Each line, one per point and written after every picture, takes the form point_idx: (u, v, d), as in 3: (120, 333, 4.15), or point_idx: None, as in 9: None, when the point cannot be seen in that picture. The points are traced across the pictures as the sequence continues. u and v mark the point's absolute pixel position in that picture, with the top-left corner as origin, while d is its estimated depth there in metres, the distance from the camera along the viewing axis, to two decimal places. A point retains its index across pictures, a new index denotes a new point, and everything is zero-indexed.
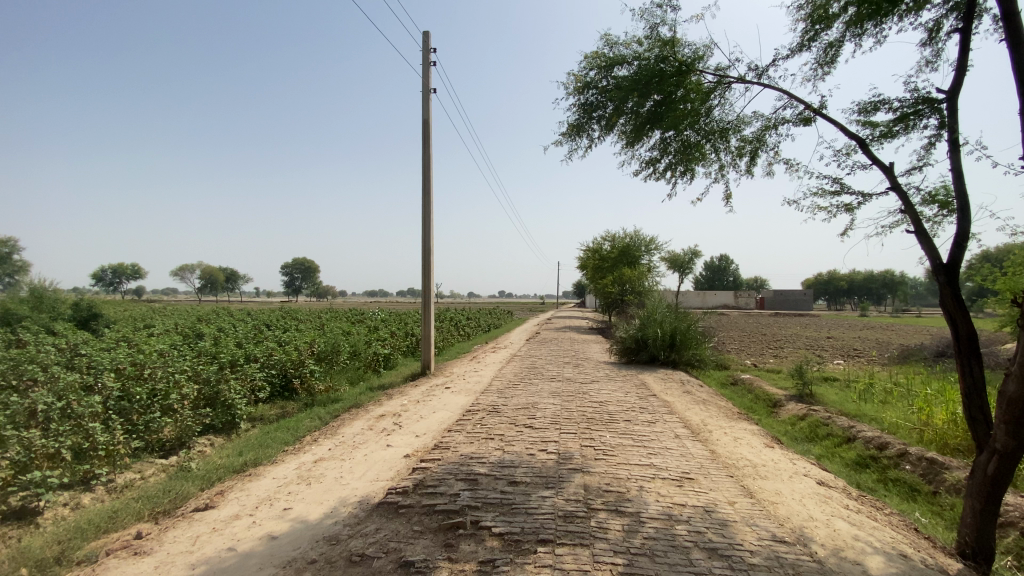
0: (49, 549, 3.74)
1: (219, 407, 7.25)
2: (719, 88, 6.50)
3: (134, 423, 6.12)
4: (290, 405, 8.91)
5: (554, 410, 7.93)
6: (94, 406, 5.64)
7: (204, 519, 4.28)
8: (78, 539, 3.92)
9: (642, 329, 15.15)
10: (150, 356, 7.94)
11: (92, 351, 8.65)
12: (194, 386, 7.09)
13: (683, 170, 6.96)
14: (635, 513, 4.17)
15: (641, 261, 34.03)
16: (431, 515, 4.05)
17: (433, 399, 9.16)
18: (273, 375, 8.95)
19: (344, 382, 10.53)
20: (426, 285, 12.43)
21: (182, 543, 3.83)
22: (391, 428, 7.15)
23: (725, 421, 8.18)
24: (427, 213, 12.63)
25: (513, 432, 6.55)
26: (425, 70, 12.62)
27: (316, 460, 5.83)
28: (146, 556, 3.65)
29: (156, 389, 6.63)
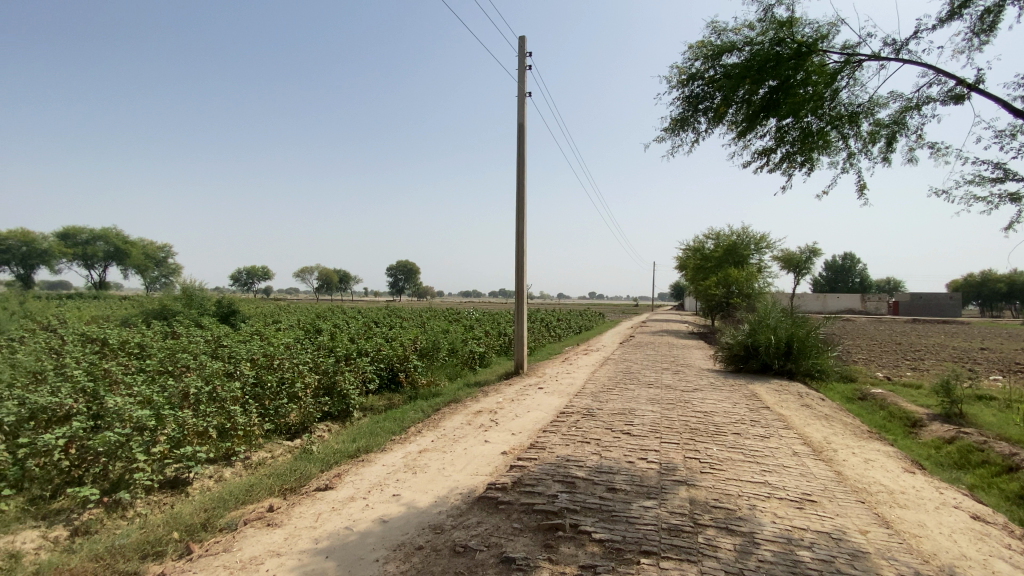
0: (199, 515, 4.34)
1: (335, 396, 7.94)
2: (847, 68, 5.87)
3: (266, 407, 6.90)
4: (396, 397, 9.53)
5: (653, 417, 7.64)
6: (234, 392, 6.47)
7: (324, 498, 4.71)
8: (221, 508, 4.51)
9: (752, 335, 14.10)
10: (279, 348, 8.93)
11: (233, 343, 9.93)
12: (315, 376, 7.83)
13: (803, 160, 6.37)
14: (748, 533, 3.87)
15: (749, 261, 31.73)
16: (530, 514, 4.08)
17: (528, 398, 9.27)
18: (381, 368, 9.62)
19: (443, 378, 11.03)
20: (521, 286, 12.61)
21: (307, 518, 4.24)
22: (489, 425, 7.35)
23: (851, 439, 7.33)
24: (522, 215, 12.82)
25: (611, 437, 6.41)
26: (521, 74, 12.81)
27: (420, 451, 6.16)
28: (277, 527, 4.09)
29: (284, 378, 7.44)
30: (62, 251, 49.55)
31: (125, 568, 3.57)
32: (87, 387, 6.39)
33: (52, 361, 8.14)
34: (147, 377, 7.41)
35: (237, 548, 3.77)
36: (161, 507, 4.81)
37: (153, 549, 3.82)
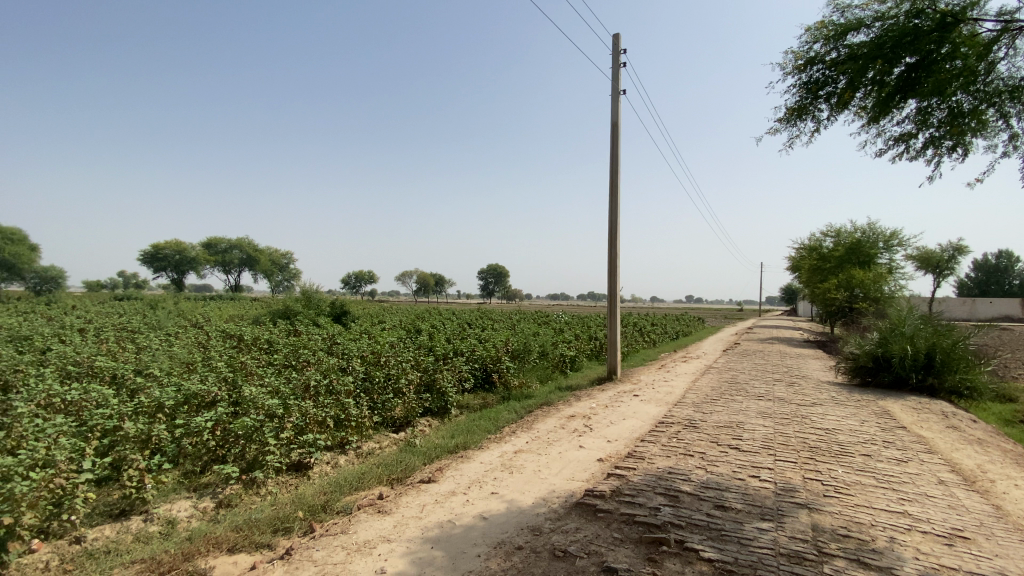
0: (320, 497, 4.78)
1: (435, 393, 8.33)
2: (1008, 35, 5.04)
3: (374, 401, 7.43)
4: (490, 396, 9.78)
5: (763, 432, 7.08)
6: (347, 385, 7.14)
7: (428, 490, 4.96)
8: (338, 492, 4.92)
9: (884, 345, 12.58)
10: (384, 346, 9.57)
11: (344, 340, 10.82)
12: (417, 373, 8.29)
13: (952, 144, 5.58)
14: (884, 569, 3.45)
15: (877, 261, 28.33)
16: (631, 525, 3.97)
17: (623, 405, 9.05)
18: (476, 368, 9.94)
19: (535, 380, 11.12)
20: (614, 289, 12.37)
21: (413, 508, 4.49)
22: (584, 430, 7.28)
23: (1015, 469, 6.24)
24: (616, 215, 12.57)
25: (717, 451, 6.05)
26: (615, 71, 12.57)
27: (517, 451, 6.26)
28: (387, 515, 4.38)
29: (390, 374, 7.96)
30: (206, 258, 57.35)
31: (260, 540, 4.03)
32: (229, 377, 7.32)
33: (201, 353, 9.45)
34: (275, 370, 8.33)
35: (353, 531, 4.10)
36: (287, 487, 5.36)
37: (282, 524, 4.28)
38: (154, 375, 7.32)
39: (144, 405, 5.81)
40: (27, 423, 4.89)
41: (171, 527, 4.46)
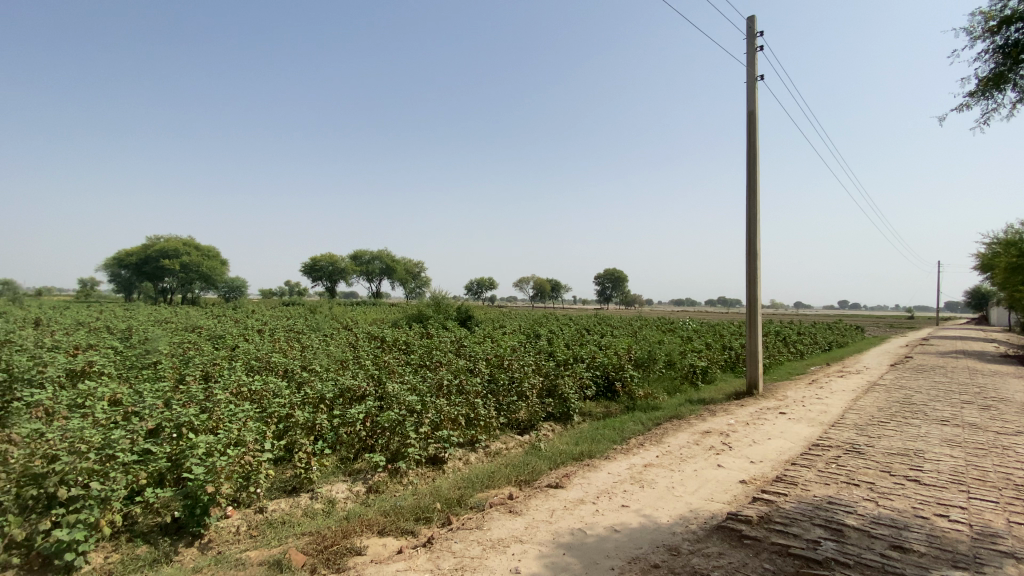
0: (456, 492, 5.07)
1: (558, 399, 8.39)
2: None
3: (501, 403, 7.72)
4: (614, 405, 9.57)
5: (950, 464, 5.95)
6: (475, 387, 7.53)
7: (557, 496, 5.00)
8: (472, 488, 5.18)
9: None
10: (506, 350, 9.94)
11: (471, 344, 11.43)
12: (539, 378, 8.45)
13: None
14: None
15: None
16: (785, 557, 3.60)
17: (765, 423, 8.24)
18: (598, 375, 9.85)
19: (663, 391, 10.62)
20: (751, 294, 11.41)
21: (544, 513, 4.56)
22: (720, 448, 6.78)
23: None
24: (752, 213, 11.59)
25: (888, 483, 5.22)
26: (749, 56, 11.65)
27: (646, 465, 6.04)
28: (518, 516, 4.50)
29: (514, 377, 8.22)
30: (352, 268, 64.57)
31: (404, 526, 4.39)
32: (374, 374, 8.18)
33: (351, 352, 10.67)
34: (411, 368, 9.08)
35: (487, 528, 4.27)
36: (425, 478, 5.78)
37: (422, 513, 4.62)
38: (315, 370, 8.43)
39: (309, 396, 6.72)
40: (225, 408, 5.94)
41: (331, 506, 5.07)
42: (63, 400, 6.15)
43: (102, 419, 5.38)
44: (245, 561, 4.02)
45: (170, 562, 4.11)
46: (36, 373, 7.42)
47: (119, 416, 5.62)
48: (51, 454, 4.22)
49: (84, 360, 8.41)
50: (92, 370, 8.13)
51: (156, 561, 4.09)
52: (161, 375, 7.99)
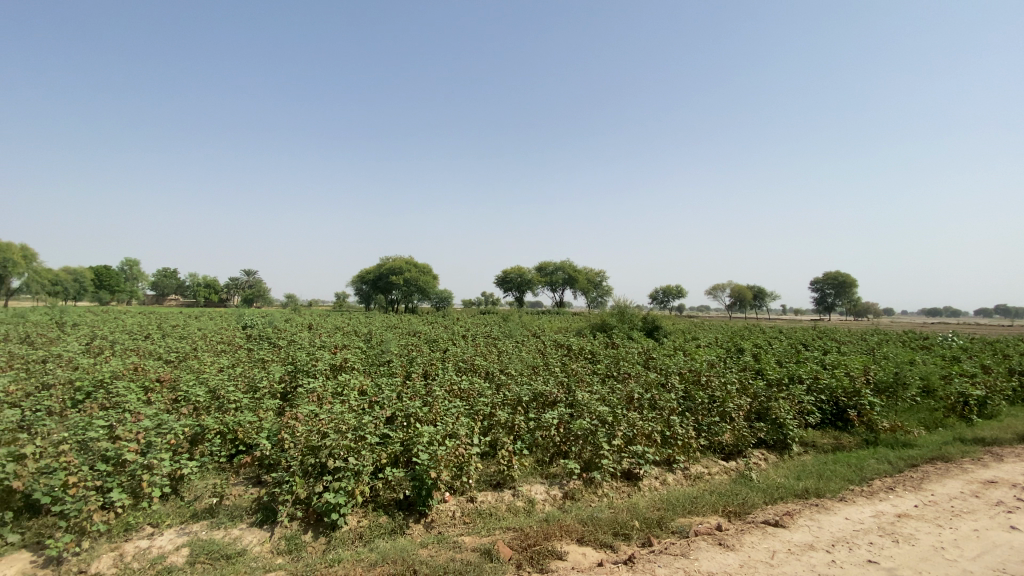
0: (656, 513, 4.86)
1: (771, 424, 7.42)
2: None
3: (700, 423, 7.18)
4: (846, 437, 8.07)
5: None
6: (671, 403, 7.21)
7: (778, 536, 4.41)
8: (673, 512, 4.91)
9: None
10: (705, 365, 9.34)
11: (662, 356, 10.96)
12: (746, 399, 7.68)
13: None
14: None
15: None
16: None
17: None
18: (822, 400, 8.52)
19: (917, 424, 8.54)
20: None
21: (762, 552, 4.07)
22: (1016, 505, 5.13)
23: None
24: None
25: None
26: None
27: (898, 515, 4.92)
28: (731, 551, 4.10)
29: (715, 396, 7.67)
30: (541, 279, 67.94)
31: (604, 539, 4.38)
32: (566, 381, 8.45)
33: (543, 359, 11.20)
34: (601, 379, 9.12)
35: (693, 557, 3.99)
36: (621, 493, 5.69)
37: (621, 529, 4.55)
38: (513, 374, 9.09)
39: (508, 397, 7.26)
40: (440, 403, 6.81)
41: (532, 507, 5.36)
42: (329, 389, 7.82)
43: (355, 405, 6.68)
44: (461, 545, 4.51)
45: (404, 533, 4.84)
46: (312, 366, 9.58)
47: (366, 404, 6.90)
48: (323, 431, 5.39)
49: (341, 356, 10.57)
50: (346, 365, 10.15)
51: (393, 531, 4.86)
52: (393, 371, 9.56)
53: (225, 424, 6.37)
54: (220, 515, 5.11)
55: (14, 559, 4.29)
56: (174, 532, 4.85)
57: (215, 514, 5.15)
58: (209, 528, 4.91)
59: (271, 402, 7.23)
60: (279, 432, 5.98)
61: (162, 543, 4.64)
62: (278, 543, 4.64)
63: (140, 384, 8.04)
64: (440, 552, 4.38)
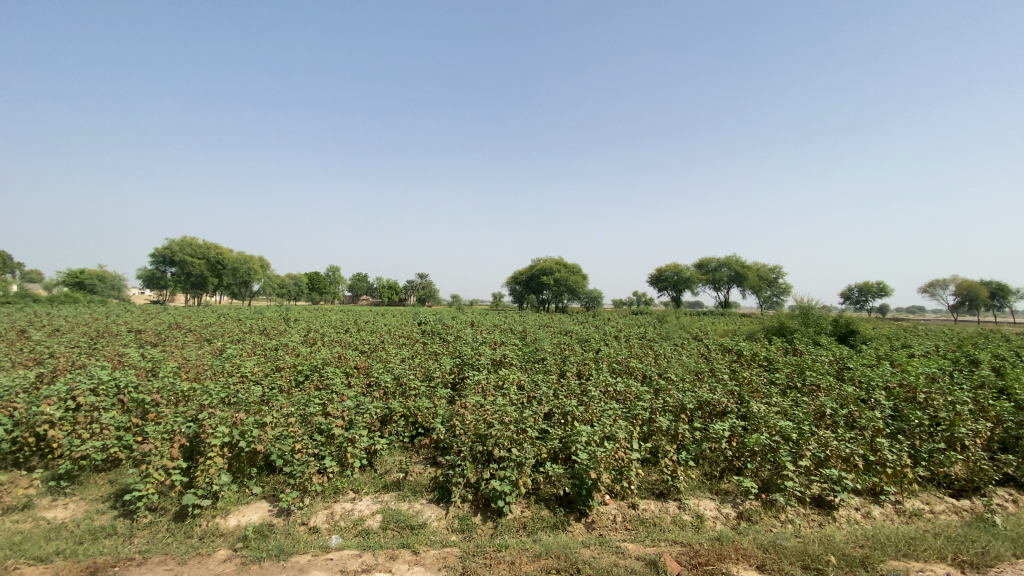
0: (856, 550, 4.15)
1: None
2: None
3: (917, 449, 5.93)
4: None
5: None
6: (877, 422, 6.11)
7: None
8: (881, 551, 4.14)
9: None
10: (921, 378, 7.73)
11: (860, 366, 9.32)
12: (985, 424, 6.15)
13: None
14: None
15: None
16: None
17: None
18: None
19: None
20: None
21: None
22: None
23: None
24: None
25: None
26: None
27: None
28: None
29: (939, 418, 6.29)
30: (701, 277, 63.28)
31: (790, 570, 3.91)
32: (735, 391, 7.72)
33: (708, 364, 10.39)
34: (779, 390, 8.11)
35: None
36: (810, 521, 4.98)
37: (811, 561, 4.00)
38: (673, 379, 8.61)
39: (671, 403, 6.91)
40: (598, 403, 6.77)
41: (700, 523, 5.01)
42: (492, 381, 8.35)
43: (516, 399, 7.01)
44: (623, 551, 4.42)
45: (565, 530, 4.92)
46: (476, 360, 10.33)
47: (525, 398, 7.18)
48: (489, 421, 5.77)
49: (501, 352, 11.17)
50: (506, 360, 10.70)
51: (555, 526, 4.96)
52: (550, 368, 9.79)
53: (407, 408, 7.21)
54: (405, 489, 5.79)
55: (260, 506, 5.44)
56: (370, 499, 5.64)
57: (401, 488, 5.86)
58: (396, 500, 5.60)
59: (443, 391, 7.98)
60: (451, 419, 6.55)
61: (361, 508, 5.43)
62: (453, 521, 5.08)
63: (342, 369, 9.56)
64: (603, 554, 4.36)
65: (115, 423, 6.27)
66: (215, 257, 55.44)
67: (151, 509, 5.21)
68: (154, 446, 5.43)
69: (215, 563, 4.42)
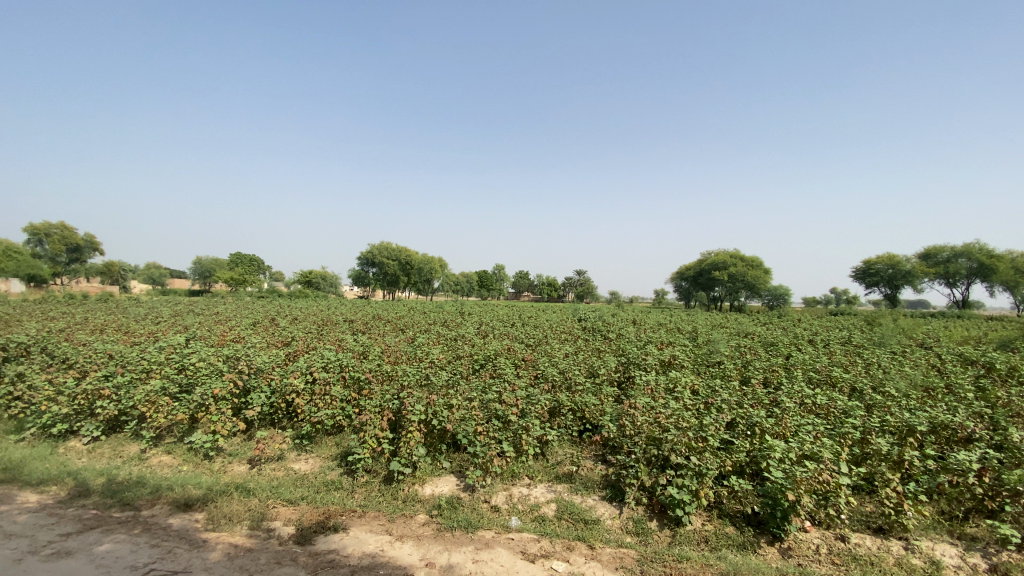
0: None
1: None
2: None
3: None
4: None
5: None
6: None
7: None
8: None
9: None
10: None
11: None
12: None
13: None
14: None
15: None
16: None
17: None
18: None
19: None
20: None
21: None
22: None
23: None
24: None
25: None
26: None
27: None
28: None
29: None
30: (925, 270, 51.52)
31: None
32: (985, 413, 6.07)
33: (941, 378, 8.37)
34: None
35: None
36: None
37: None
38: (890, 395, 7.13)
39: (890, 423, 5.75)
40: (792, 416, 5.96)
41: (936, 573, 4.09)
42: (663, 383, 7.96)
43: (691, 404, 6.54)
44: None
45: (756, 553, 4.45)
46: (642, 359, 9.97)
47: (702, 404, 6.65)
48: (664, 425, 5.51)
49: (670, 352, 10.58)
50: (676, 361, 10.08)
51: (744, 547, 4.52)
52: (727, 373, 8.95)
53: (575, 402, 7.28)
54: (577, 483, 5.86)
55: (449, 479, 6.05)
56: (545, 487, 5.84)
57: (573, 481, 5.94)
58: (569, 492, 5.70)
59: (610, 389, 7.87)
60: (620, 418, 6.41)
61: (537, 494, 5.65)
62: (628, 522, 4.97)
63: (512, 361, 10.09)
64: None
65: (340, 396, 7.59)
66: (405, 258, 63.36)
67: (367, 471, 6.18)
68: (369, 419, 6.41)
69: (416, 525, 5.03)
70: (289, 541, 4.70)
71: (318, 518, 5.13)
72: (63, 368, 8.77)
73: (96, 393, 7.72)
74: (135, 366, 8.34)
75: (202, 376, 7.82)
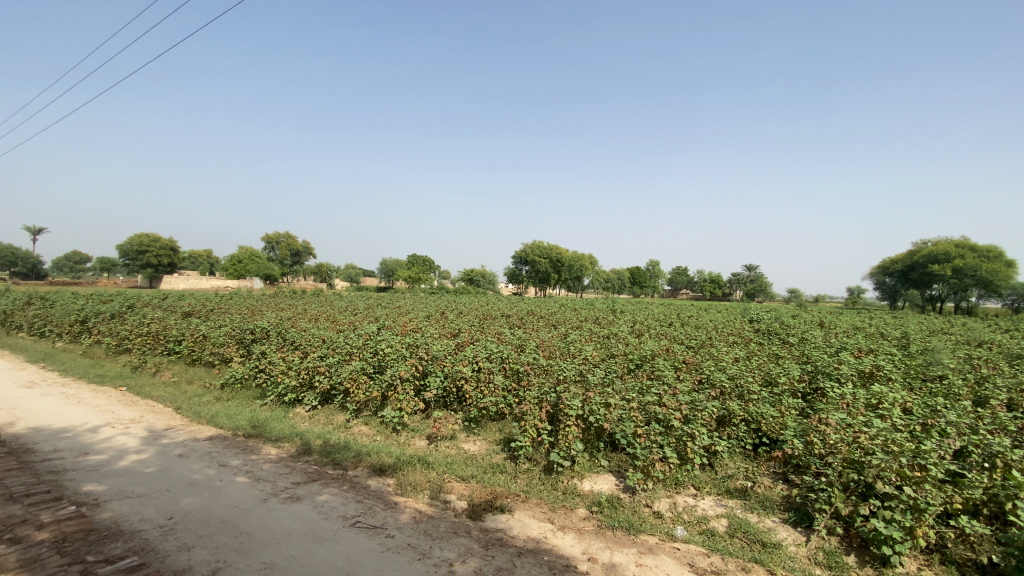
0: None
1: None
2: None
3: None
4: None
5: None
6: None
7: None
8: None
9: None
10: None
11: None
12: None
13: None
14: None
15: None
16: None
17: None
18: None
19: None
20: None
21: None
22: None
23: None
24: None
25: None
26: None
27: None
28: None
29: None
30: None
31: None
32: None
33: None
34: None
35: None
36: None
37: None
38: None
39: None
40: None
41: None
42: (860, 397, 6.77)
43: (902, 425, 5.44)
44: None
45: None
46: (834, 369, 8.57)
47: (918, 425, 5.49)
48: (867, 447, 4.68)
49: (870, 362, 8.94)
50: (879, 373, 8.48)
51: None
52: (953, 391, 7.23)
53: (749, 412, 6.60)
54: (752, 500, 5.33)
55: (609, 478, 6.01)
56: (713, 501, 5.44)
57: (747, 497, 5.42)
58: (742, 508, 5.22)
59: (792, 401, 6.96)
60: (806, 433, 5.63)
61: (704, 507, 5.29)
62: (817, 552, 4.36)
63: (673, 363, 9.57)
64: None
65: (503, 385, 8.06)
66: (557, 257, 64.54)
67: (529, 459, 6.45)
68: (530, 409, 6.68)
69: (576, 518, 5.10)
70: (462, 514, 5.15)
71: (486, 497, 5.54)
72: (291, 349, 10.88)
73: (314, 370, 9.42)
74: (341, 349, 9.97)
75: (390, 360, 9.00)
